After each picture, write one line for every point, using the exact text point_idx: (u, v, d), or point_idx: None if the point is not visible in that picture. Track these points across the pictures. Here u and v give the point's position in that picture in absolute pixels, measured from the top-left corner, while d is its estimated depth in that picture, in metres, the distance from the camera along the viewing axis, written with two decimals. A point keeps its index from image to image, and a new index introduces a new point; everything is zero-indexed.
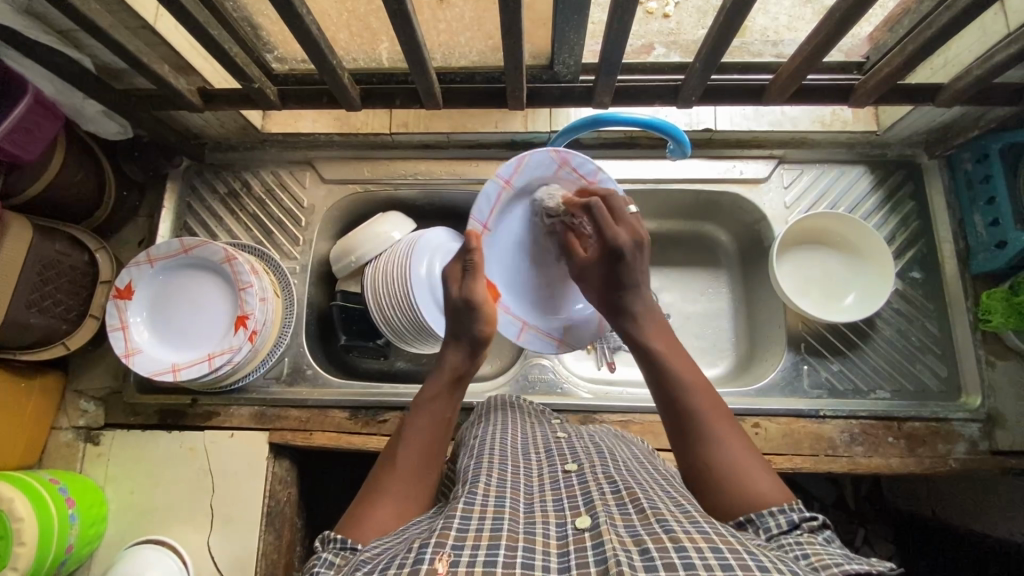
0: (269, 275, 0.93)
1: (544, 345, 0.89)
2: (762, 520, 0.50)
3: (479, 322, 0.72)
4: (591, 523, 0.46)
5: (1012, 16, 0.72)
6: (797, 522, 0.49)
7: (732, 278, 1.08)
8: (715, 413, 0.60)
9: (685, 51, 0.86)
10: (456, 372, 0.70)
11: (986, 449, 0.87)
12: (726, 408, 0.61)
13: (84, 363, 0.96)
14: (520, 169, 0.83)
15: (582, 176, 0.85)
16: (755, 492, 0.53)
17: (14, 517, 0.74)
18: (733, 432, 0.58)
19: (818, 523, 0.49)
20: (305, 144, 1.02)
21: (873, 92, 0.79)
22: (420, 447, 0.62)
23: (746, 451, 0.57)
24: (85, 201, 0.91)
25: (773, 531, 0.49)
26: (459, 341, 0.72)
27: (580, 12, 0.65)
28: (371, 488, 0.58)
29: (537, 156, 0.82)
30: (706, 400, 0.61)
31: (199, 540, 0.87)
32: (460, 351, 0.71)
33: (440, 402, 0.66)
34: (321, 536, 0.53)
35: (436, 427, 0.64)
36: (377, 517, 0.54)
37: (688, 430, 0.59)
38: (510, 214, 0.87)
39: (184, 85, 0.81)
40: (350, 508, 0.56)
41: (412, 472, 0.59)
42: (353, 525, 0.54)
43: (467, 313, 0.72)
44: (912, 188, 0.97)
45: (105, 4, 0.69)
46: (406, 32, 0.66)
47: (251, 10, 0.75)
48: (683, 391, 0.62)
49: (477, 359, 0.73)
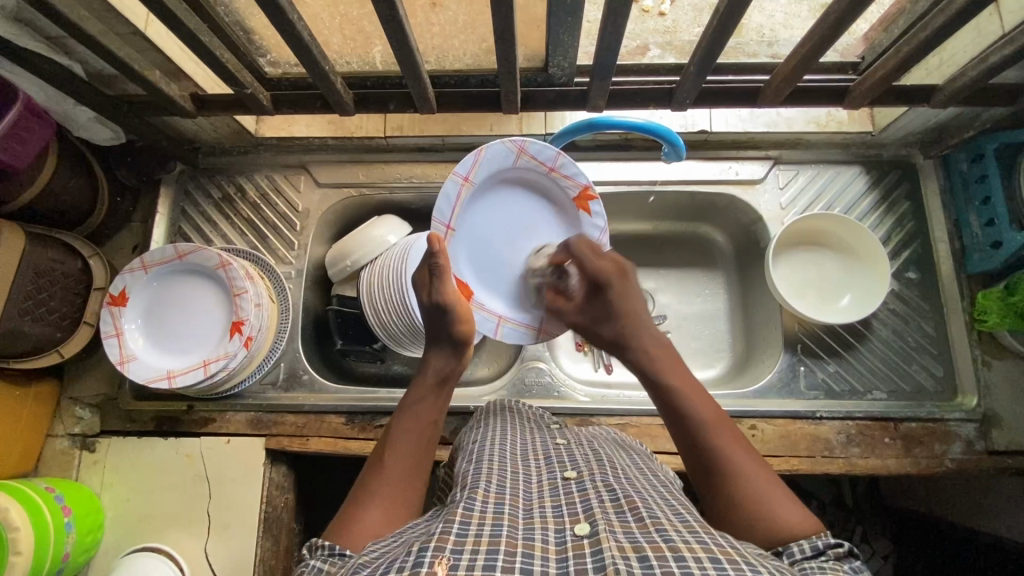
0: (264, 282, 0.92)
1: (522, 336, 0.85)
2: (787, 548, 0.50)
3: (457, 323, 0.71)
4: (590, 530, 0.46)
5: (1007, 16, 0.72)
6: (823, 548, 0.49)
7: (729, 278, 1.08)
8: (733, 443, 0.59)
9: (679, 52, 0.87)
10: (441, 375, 0.69)
11: (983, 449, 0.87)
12: (743, 437, 0.61)
13: (79, 370, 0.96)
14: (477, 165, 0.77)
15: (541, 163, 0.81)
16: (786, 523, 0.52)
17: (11, 527, 0.74)
18: (754, 462, 0.58)
19: (844, 550, 0.49)
20: (299, 148, 1.01)
21: (868, 94, 0.79)
22: (406, 450, 0.62)
23: (771, 481, 0.56)
24: (78, 207, 0.91)
25: (796, 557, 0.49)
26: (443, 343, 0.72)
27: (573, 15, 0.65)
28: (359, 492, 0.58)
29: (493, 148, 0.77)
30: (721, 435, 0.60)
31: (197, 546, 0.87)
32: (444, 353, 0.71)
33: (426, 405, 0.66)
34: (310, 542, 0.52)
35: (422, 430, 0.64)
36: (366, 522, 0.54)
37: (710, 468, 0.58)
38: (471, 209, 0.81)
39: (176, 90, 0.80)
40: (338, 512, 0.56)
41: (399, 476, 0.59)
42: (339, 530, 0.53)
43: (440, 316, 0.71)
44: (908, 188, 0.96)
45: (95, 10, 0.69)
46: (398, 36, 0.66)
47: (243, 14, 0.75)
48: (699, 425, 0.61)
49: (462, 358, 0.73)
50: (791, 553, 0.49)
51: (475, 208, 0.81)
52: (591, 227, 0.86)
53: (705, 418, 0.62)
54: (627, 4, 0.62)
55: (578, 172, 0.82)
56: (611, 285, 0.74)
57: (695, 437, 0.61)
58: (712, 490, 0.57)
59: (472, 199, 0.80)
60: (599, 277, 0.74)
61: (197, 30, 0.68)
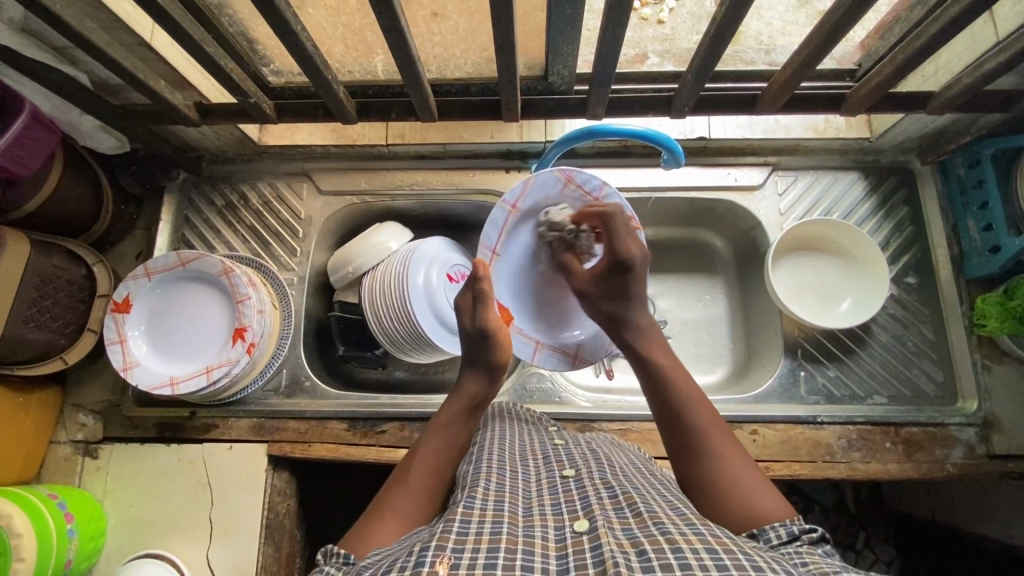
0: (266, 287, 0.93)
1: (558, 363, 0.90)
2: (763, 533, 0.51)
3: (494, 350, 0.72)
4: (589, 526, 0.46)
5: (1002, 24, 0.73)
6: (798, 533, 0.50)
7: (728, 284, 1.08)
8: (715, 429, 0.60)
9: (678, 60, 0.87)
10: (474, 398, 0.69)
11: (984, 453, 0.87)
12: (724, 423, 0.62)
13: (83, 377, 0.96)
14: (525, 192, 0.84)
15: (588, 194, 0.84)
16: (758, 509, 0.53)
17: (13, 533, 0.74)
18: (731, 447, 0.59)
19: (818, 536, 0.50)
20: (301, 156, 1.02)
21: (865, 101, 0.79)
22: (430, 470, 0.62)
23: (746, 464, 0.58)
24: (83, 215, 0.92)
25: (773, 541, 0.50)
26: (479, 367, 0.72)
27: (573, 24, 0.66)
28: (379, 504, 0.59)
29: (542, 177, 0.83)
30: (705, 415, 0.61)
31: (198, 552, 0.87)
32: (481, 378, 0.71)
33: (456, 427, 0.67)
34: (325, 549, 0.53)
35: (447, 451, 0.64)
36: (381, 532, 0.54)
37: (690, 446, 0.60)
38: (520, 236, 0.88)
39: (180, 100, 0.81)
40: (356, 523, 0.56)
41: (421, 494, 0.59)
42: (356, 541, 0.54)
43: (481, 342, 0.72)
44: (906, 195, 0.97)
45: (103, 22, 0.70)
46: (400, 46, 0.67)
47: (247, 24, 0.75)
48: (681, 401, 0.63)
49: (496, 384, 0.72)
50: (767, 539, 0.50)
51: (526, 233, 0.88)
52: None
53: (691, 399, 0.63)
54: (626, 14, 0.62)
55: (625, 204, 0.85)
56: (634, 268, 0.73)
57: (677, 412, 0.62)
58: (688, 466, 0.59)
59: (519, 225, 0.87)
60: (619, 254, 0.73)
61: (202, 42, 0.69)
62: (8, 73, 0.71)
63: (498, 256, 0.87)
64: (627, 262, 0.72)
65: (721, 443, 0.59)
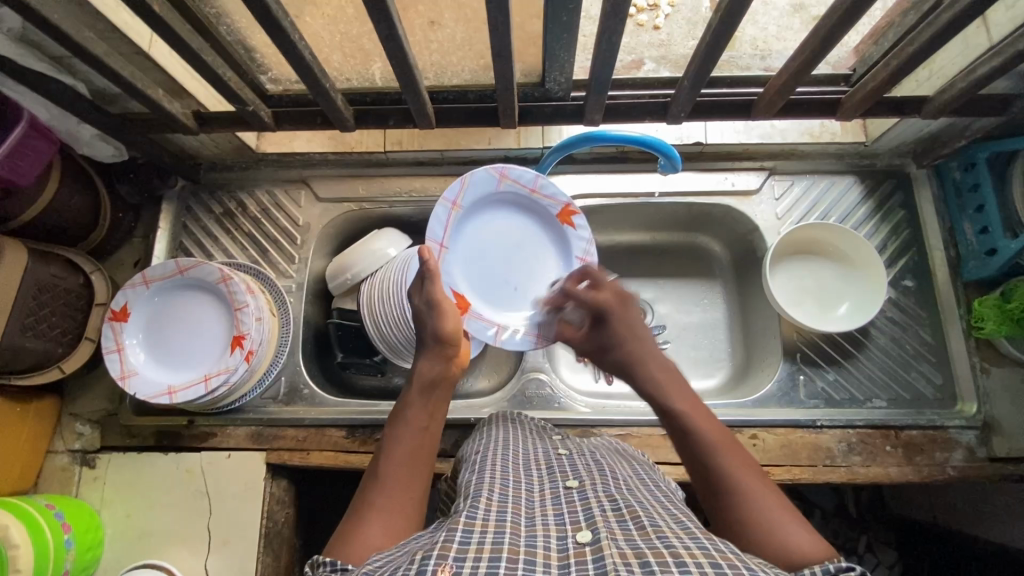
0: (265, 295, 0.93)
1: (523, 340, 0.89)
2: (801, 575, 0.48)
3: (441, 323, 0.73)
4: (591, 538, 0.46)
5: (995, 28, 0.73)
6: (839, 573, 0.46)
7: (727, 289, 1.08)
8: (744, 471, 0.58)
9: (674, 66, 0.89)
10: (427, 379, 0.69)
11: (984, 456, 0.87)
12: (754, 465, 0.59)
13: (80, 386, 0.96)
14: (464, 189, 0.85)
15: (524, 186, 0.88)
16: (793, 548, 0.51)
17: (11, 544, 0.73)
18: (763, 488, 0.57)
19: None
20: (299, 163, 1.02)
21: (860, 106, 0.80)
22: (404, 461, 0.61)
23: (778, 504, 0.55)
24: (80, 223, 0.91)
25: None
26: (431, 348, 0.72)
27: (570, 32, 0.66)
28: (358, 505, 0.58)
29: (478, 174, 0.85)
30: (734, 461, 0.59)
31: (198, 562, 0.87)
32: (433, 356, 0.72)
33: (419, 412, 0.66)
34: (312, 560, 0.52)
35: (414, 441, 0.64)
36: (366, 536, 0.54)
37: (721, 493, 0.57)
38: (462, 230, 0.88)
39: (179, 108, 0.81)
40: (337, 528, 0.55)
41: (401, 488, 0.59)
42: (340, 546, 0.53)
43: (430, 313, 0.74)
44: (902, 198, 0.97)
45: (101, 32, 0.70)
46: (397, 55, 0.67)
47: (245, 33, 0.76)
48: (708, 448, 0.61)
49: (452, 366, 0.72)
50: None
51: (466, 228, 0.88)
52: (577, 237, 0.92)
53: (716, 447, 0.61)
54: (622, 21, 0.63)
55: (558, 191, 0.89)
56: (611, 311, 0.77)
57: (702, 459, 0.60)
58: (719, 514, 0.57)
59: (462, 223, 0.88)
60: (599, 307, 0.78)
61: (200, 52, 0.69)
62: (7, 83, 0.71)
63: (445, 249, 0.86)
64: (604, 309, 0.77)
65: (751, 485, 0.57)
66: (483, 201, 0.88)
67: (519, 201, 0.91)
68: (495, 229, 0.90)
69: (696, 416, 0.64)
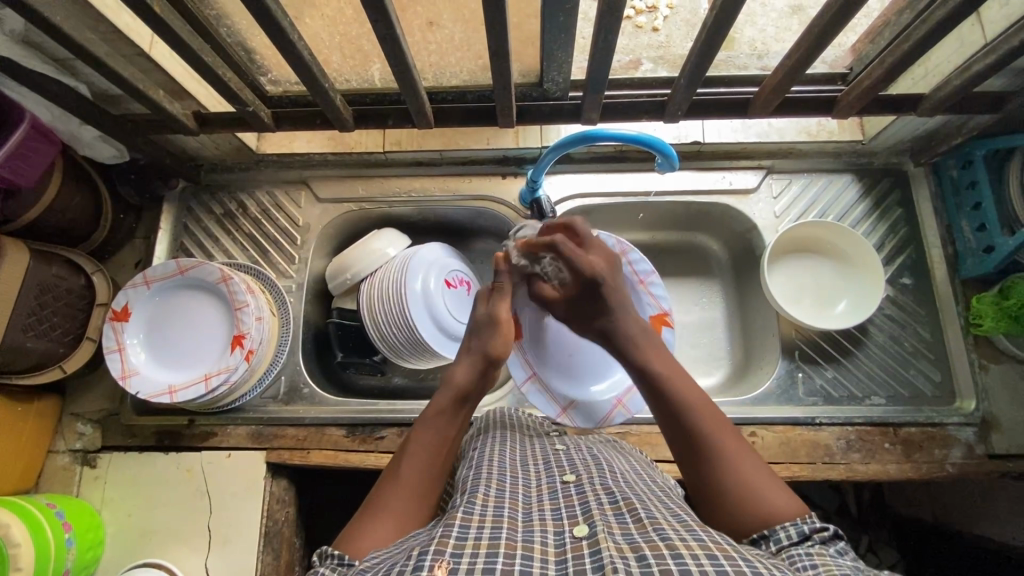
0: (265, 295, 0.93)
1: (543, 402, 0.88)
2: (773, 534, 0.51)
3: (494, 339, 0.73)
4: (588, 532, 0.46)
5: (989, 26, 0.74)
6: (808, 533, 0.50)
7: (726, 287, 1.09)
8: (723, 435, 0.59)
9: (671, 65, 0.90)
10: (462, 389, 0.68)
11: (983, 453, 0.87)
12: (732, 426, 0.61)
13: (81, 386, 0.96)
14: None
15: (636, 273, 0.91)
16: (775, 510, 0.53)
17: (11, 543, 0.73)
18: (742, 451, 0.58)
19: (829, 534, 0.49)
20: (300, 164, 1.03)
21: (856, 104, 0.80)
22: (422, 466, 0.61)
23: (757, 466, 0.57)
24: (81, 224, 0.92)
25: (783, 542, 0.50)
26: (474, 355, 0.72)
27: (566, 31, 0.66)
28: (372, 503, 0.58)
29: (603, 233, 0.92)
30: (713, 421, 0.60)
31: (197, 561, 0.87)
32: (473, 364, 0.71)
33: (446, 420, 0.66)
34: (320, 552, 0.53)
35: (436, 445, 0.63)
36: (374, 534, 0.54)
37: (700, 458, 0.58)
38: None
39: (179, 109, 0.82)
40: (348, 522, 0.56)
41: (415, 491, 0.59)
42: (349, 540, 0.54)
43: (486, 327, 0.74)
44: (900, 196, 0.98)
45: (102, 33, 0.71)
46: (396, 55, 0.68)
47: (245, 35, 0.76)
48: (688, 414, 0.61)
49: (488, 377, 0.71)
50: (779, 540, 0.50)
51: None
52: None
53: (698, 407, 0.61)
54: (618, 20, 0.63)
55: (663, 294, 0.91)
56: (602, 280, 0.73)
57: (681, 420, 0.61)
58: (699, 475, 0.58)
59: None
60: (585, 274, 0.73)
61: (200, 53, 0.70)
62: (9, 85, 0.72)
63: None
64: (593, 276, 0.73)
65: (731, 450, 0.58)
66: None
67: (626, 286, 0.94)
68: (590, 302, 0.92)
69: (675, 378, 0.65)
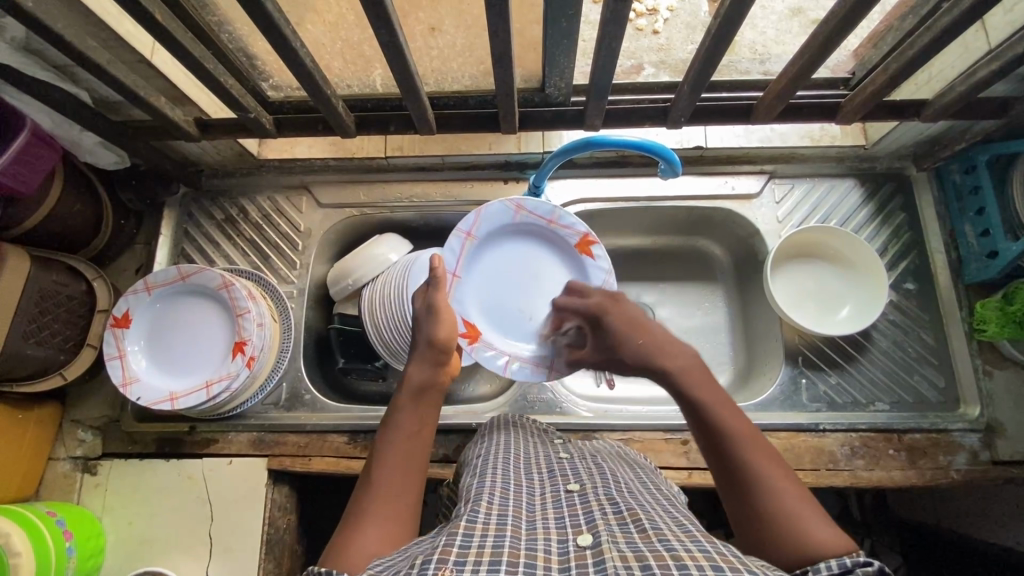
0: (267, 301, 0.93)
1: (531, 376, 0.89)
2: (813, 567, 0.48)
3: (439, 328, 0.73)
4: (592, 541, 0.46)
5: (994, 32, 0.74)
6: (850, 567, 0.47)
7: (728, 292, 1.08)
8: (764, 459, 0.57)
9: (673, 70, 0.89)
10: (415, 385, 0.68)
11: (988, 459, 0.87)
12: (773, 450, 0.58)
13: (82, 393, 0.96)
14: (478, 222, 0.88)
15: (541, 217, 0.90)
16: (814, 540, 0.51)
17: (12, 552, 0.73)
18: (782, 476, 0.56)
19: (877, 570, 0.46)
20: (301, 169, 1.03)
21: (860, 109, 0.80)
22: (393, 470, 0.60)
23: (798, 494, 0.54)
24: (82, 230, 0.92)
25: (823, 573, 0.47)
26: (424, 355, 0.71)
27: (570, 37, 0.66)
28: (354, 513, 0.57)
29: (492, 207, 0.88)
30: (759, 451, 0.58)
31: (199, 569, 0.86)
32: (423, 362, 0.71)
33: (407, 420, 0.65)
34: (306, 571, 0.50)
35: (410, 449, 0.63)
36: (361, 545, 0.53)
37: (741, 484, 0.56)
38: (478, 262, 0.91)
39: (180, 115, 0.82)
40: (332, 537, 0.54)
41: (393, 497, 0.58)
42: (337, 557, 0.52)
43: (427, 317, 0.75)
44: (903, 200, 0.97)
45: (103, 40, 0.71)
46: (398, 62, 0.68)
47: (246, 41, 0.76)
48: (727, 437, 0.59)
49: (444, 371, 0.71)
50: (818, 571, 0.47)
51: (484, 258, 0.91)
52: (597, 268, 0.92)
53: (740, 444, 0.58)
54: (620, 28, 0.63)
55: (576, 221, 0.90)
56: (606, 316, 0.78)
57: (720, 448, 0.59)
58: (736, 501, 0.56)
59: (476, 250, 0.90)
60: (592, 314, 0.81)
61: (203, 61, 0.70)
62: (9, 92, 0.72)
63: (458, 278, 0.89)
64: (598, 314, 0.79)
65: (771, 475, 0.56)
66: (497, 233, 0.91)
67: (537, 231, 0.92)
68: (507, 260, 0.92)
69: (715, 404, 0.62)
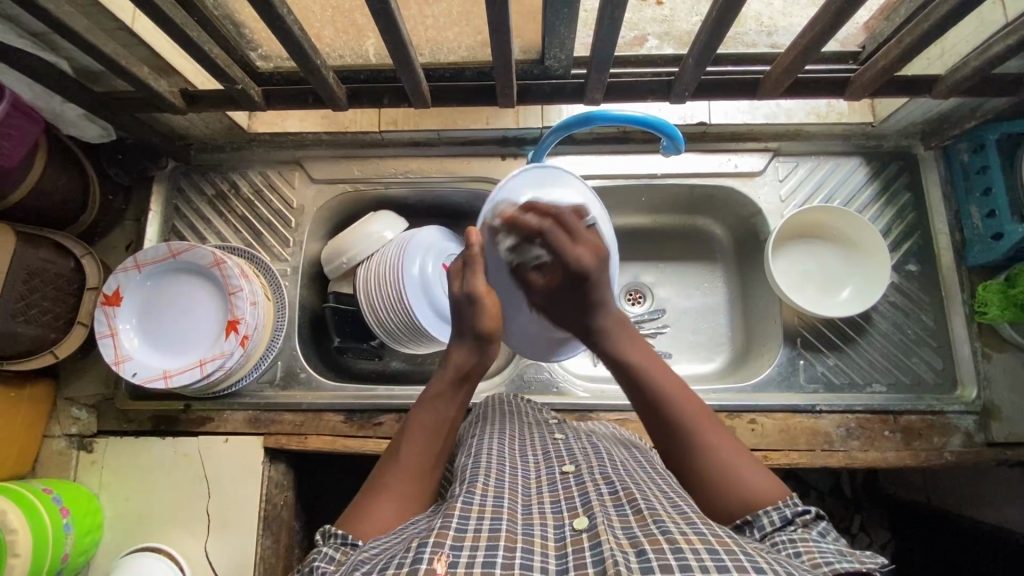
0: (259, 279, 0.91)
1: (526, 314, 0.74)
2: (758, 520, 0.52)
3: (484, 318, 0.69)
4: (588, 525, 0.46)
5: (1013, 6, 0.71)
6: (790, 518, 0.51)
7: (727, 272, 1.07)
8: (697, 414, 0.61)
9: (678, 42, 0.85)
10: (461, 370, 0.67)
11: (982, 441, 0.87)
12: (705, 407, 0.63)
13: (74, 371, 0.95)
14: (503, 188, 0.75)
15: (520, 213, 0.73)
16: (747, 490, 0.55)
17: (8, 529, 0.73)
18: (718, 433, 0.60)
19: (811, 517, 0.51)
20: (293, 143, 1.00)
21: (869, 85, 0.77)
22: (421, 447, 0.61)
23: (736, 449, 0.58)
24: (69, 206, 0.89)
25: (766, 529, 0.51)
26: (465, 339, 0.70)
27: (569, 5, 0.63)
28: (375, 482, 0.58)
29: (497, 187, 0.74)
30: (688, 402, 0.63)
31: (197, 545, 0.87)
32: (464, 348, 0.69)
33: (445, 402, 0.65)
34: (323, 530, 0.52)
35: (439, 430, 0.63)
36: (380, 514, 0.54)
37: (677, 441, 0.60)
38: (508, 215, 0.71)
39: (165, 87, 0.79)
40: (352, 503, 0.55)
41: (418, 473, 0.59)
42: (355, 521, 0.53)
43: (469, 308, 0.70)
44: (909, 179, 0.96)
45: (80, 6, 0.67)
46: (390, 30, 0.64)
47: (232, 7, 0.72)
48: (663, 401, 0.63)
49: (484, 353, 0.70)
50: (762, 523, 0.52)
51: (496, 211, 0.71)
52: None
53: (663, 386, 0.65)
54: None
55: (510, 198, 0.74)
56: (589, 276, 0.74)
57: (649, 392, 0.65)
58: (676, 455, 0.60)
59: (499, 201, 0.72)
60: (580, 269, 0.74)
61: (185, 28, 0.67)
62: None
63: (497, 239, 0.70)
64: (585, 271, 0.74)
65: (705, 432, 0.60)
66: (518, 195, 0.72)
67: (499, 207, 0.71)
68: None
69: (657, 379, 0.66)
